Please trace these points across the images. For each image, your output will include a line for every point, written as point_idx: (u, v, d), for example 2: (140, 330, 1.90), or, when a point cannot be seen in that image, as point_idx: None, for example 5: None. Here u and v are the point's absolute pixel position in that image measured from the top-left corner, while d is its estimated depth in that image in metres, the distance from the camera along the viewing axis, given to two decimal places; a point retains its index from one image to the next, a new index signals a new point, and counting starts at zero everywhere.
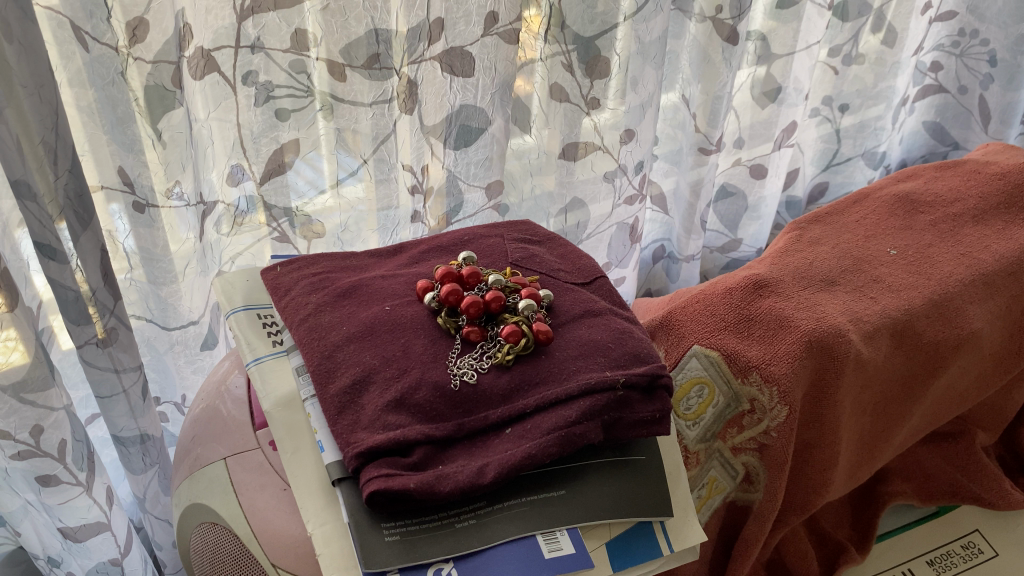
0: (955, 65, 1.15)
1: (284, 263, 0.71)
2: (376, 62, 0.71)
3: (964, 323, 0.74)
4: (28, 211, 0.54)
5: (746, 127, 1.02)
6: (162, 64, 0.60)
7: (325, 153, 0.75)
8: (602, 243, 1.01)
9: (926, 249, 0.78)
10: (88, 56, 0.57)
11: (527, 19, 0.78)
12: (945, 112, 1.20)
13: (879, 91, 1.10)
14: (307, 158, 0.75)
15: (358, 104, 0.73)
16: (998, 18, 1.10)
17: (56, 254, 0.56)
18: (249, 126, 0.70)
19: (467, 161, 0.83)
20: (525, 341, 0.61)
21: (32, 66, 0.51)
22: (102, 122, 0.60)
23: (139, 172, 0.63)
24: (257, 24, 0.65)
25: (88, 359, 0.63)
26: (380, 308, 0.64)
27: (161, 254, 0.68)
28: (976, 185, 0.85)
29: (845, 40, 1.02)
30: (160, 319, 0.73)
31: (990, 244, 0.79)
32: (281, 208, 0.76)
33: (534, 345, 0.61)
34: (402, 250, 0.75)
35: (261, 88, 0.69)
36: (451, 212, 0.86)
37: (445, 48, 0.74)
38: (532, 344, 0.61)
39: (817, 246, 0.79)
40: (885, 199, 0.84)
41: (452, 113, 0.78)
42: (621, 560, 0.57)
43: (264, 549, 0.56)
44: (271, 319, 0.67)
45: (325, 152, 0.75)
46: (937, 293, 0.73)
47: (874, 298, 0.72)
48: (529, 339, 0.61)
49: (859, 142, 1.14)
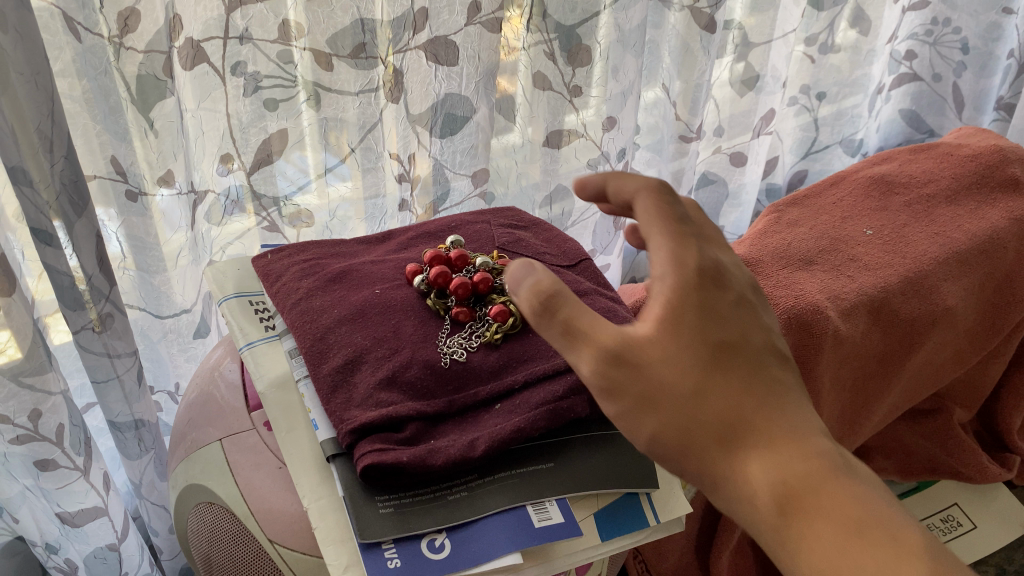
0: (930, 54, 1.16)
1: (274, 250, 0.72)
2: (362, 51, 0.73)
3: (938, 300, 0.76)
4: (24, 196, 0.55)
5: (726, 118, 1.04)
6: (154, 53, 0.62)
7: (308, 153, 0.78)
8: (586, 229, 1.03)
9: (901, 229, 0.80)
10: (80, 47, 0.59)
11: (508, 19, 0.80)
12: (920, 100, 1.22)
13: (855, 79, 1.13)
14: (291, 159, 0.77)
15: (345, 93, 0.75)
16: (969, 6, 1.13)
17: (52, 240, 0.58)
18: (238, 116, 0.72)
19: (454, 150, 0.84)
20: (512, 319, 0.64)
21: (28, 54, 0.52)
22: (95, 112, 0.62)
23: (131, 160, 0.65)
24: (245, 15, 0.67)
25: (84, 345, 0.64)
26: (370, 291, 0.65)
27: (153, 243, 0.70)
28: (949, 166, 0.87)
29: (821, 29, 1.04)
30: (154, 307, 0.75)
31: (963, 224, 0.81)
32: (270, 198, 0.78)
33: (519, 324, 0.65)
34: (390, 237, 0.76)
35: (250, 79, 0.70)
36: (438, 200, 0.88)
37: (430, 37, 0.75)
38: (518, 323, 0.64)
39: (795, 227, 0.81)
40: (861, 181, 0.87)
41: (437, 102, 0.80)
42: (610, 531, 0.56)
43: (260, 525, 0.57)
44: (263, 305, 0.69)
45: (309, 153, 0.78)
46: (912, 271, 0.75)
47: (850, 277, 0.74)
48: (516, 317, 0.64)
49: (837, 129, 1.16)
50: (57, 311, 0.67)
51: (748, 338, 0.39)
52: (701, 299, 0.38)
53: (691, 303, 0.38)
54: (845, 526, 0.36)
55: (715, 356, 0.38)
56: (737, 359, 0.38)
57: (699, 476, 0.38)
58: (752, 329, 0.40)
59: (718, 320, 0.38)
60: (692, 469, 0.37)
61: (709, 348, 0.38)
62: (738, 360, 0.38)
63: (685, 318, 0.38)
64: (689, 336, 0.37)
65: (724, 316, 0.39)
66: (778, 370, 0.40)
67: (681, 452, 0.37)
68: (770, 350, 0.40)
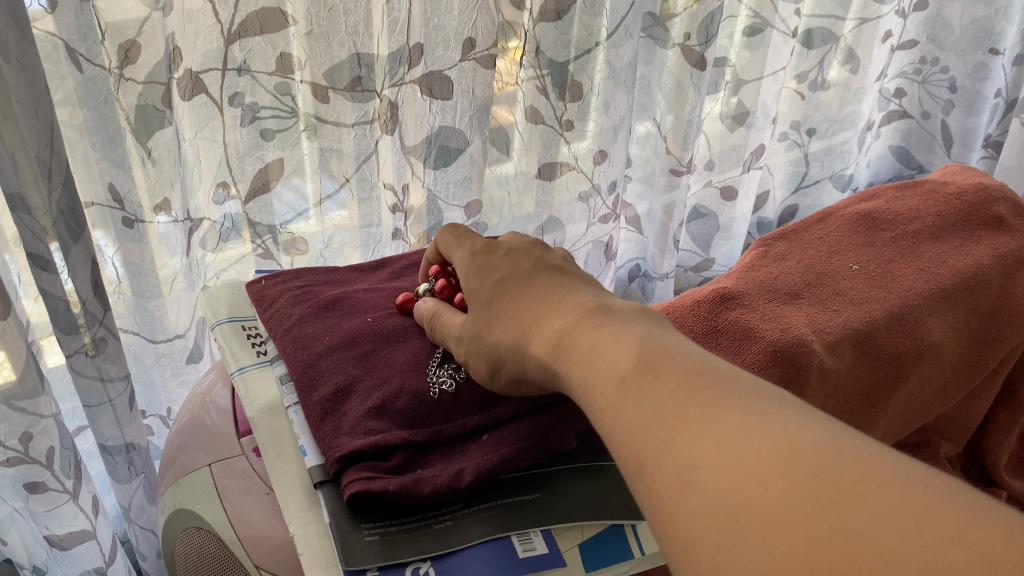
0: (919, 91, 1.18)
1: (268, 276, 0.73)
2: (358, 85, 0.74)
3: (923, 335, 0.76)
4: (22, 222, 0.57)
5: (716, 152, 1.06)
6: (153, 85, 0.63)
7: (308, 176, 0.79)
8: (578, 260, 1.05)
9: (887, 264, 0.82)
10: (82, 77, 0.60)
11: (507, 49, 0.81)
12: (909, 136, 1.23)
13: (845, 116, 1.14)
14: (290, 182, 0.79)
15: (341, 124, 0.76)
16: (957, 46, 1.14)
17: (48, 265, 0.59)
18: (235, 146, 0.73)
19: (447, 181, 0.86)
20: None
21: (30, 85, 0.53)
22: (93, 140, 0.63)
23: (129, 188, 0.66)
24: (244, 47, 0.68)
25: (77, 369, 0.65)
26: (362, 319, 0.66)
27: (149, 268, 0.71)
28: (935, 204, 0.89)
29: (811, 67, 1.07)
30: (147, 332, 0.75)
31: (947, 260, 0.82)
32: (266, 225, 0.79)
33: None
34: (383, 265, 0.78)
35: (247, 109, 0.72)
36: (431, 229, 0.90)
37: (425, 72, 0.77)
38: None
39: (782, 261, 0.82)
40: (848, 217, 0.88)
41: (432, 134, 0.82)
42: (594, 561, 0.55)
43: (247, 551, 0.58)
44: (256, 330, 0.70)
45: (308, 175, 0.79)
46: (897, 306, 0.76)
47: (836, 311, 0.75)
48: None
49: (827, 164, 1.18)
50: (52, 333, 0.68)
51: (518, 269, 0.54)
52: (477, 268, 0.56)
53: (472, 271, 0.56)
54: (588, 341, 0.43)
55: (492, 291, 0.53)
56: (509, 285, 0.53)
57: (503, 372, 0.52)
58: (527, 262, 0.55)
59: (492, 268, 0.55)
60: (505, 370, 0.52)
61: (488, 288, 0.54)
62: (511, 286, 0.53)
63: (465, 275, 0.56)
64: (474, 291, 0.55)
65: (494, 264, 0.56)
66: (551, 279, 0.52)
67: (494, 366, 0.52)
68: (542, 269, 0.54)
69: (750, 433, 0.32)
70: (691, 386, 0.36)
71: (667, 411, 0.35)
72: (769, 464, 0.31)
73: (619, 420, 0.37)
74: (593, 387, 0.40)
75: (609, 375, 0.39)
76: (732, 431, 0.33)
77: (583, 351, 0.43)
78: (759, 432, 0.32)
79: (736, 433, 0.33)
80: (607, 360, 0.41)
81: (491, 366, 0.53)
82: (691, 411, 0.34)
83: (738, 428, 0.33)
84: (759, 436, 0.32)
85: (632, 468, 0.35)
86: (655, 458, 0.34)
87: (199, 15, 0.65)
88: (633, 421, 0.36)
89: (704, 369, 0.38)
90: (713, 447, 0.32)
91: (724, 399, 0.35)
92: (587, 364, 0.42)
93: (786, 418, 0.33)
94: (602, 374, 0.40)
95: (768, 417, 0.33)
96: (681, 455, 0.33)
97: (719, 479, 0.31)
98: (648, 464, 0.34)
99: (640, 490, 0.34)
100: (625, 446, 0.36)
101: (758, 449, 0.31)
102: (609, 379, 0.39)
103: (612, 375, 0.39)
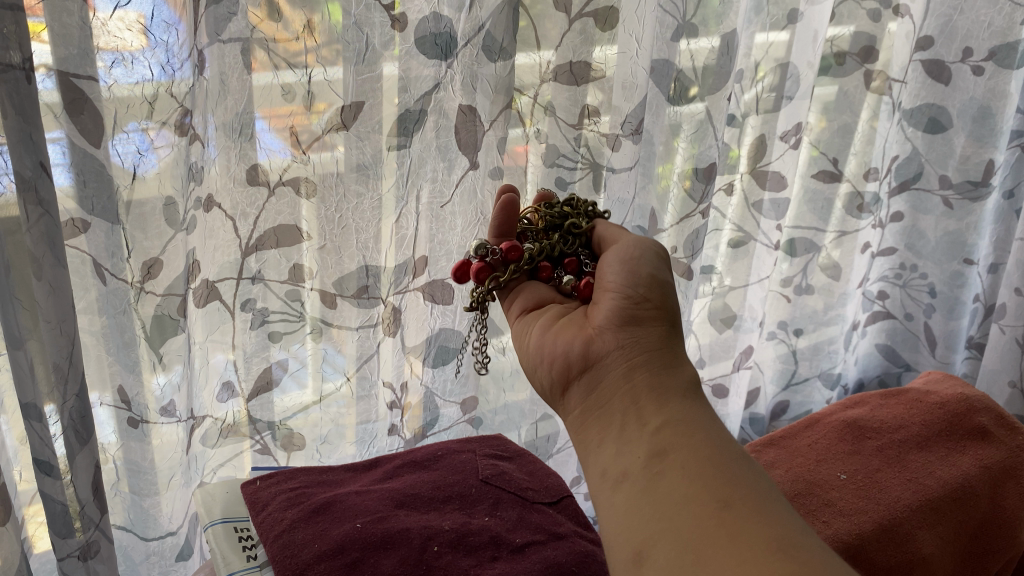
0: (900, 294, 1.24)
1: (263, 477, 0.74)
2: (365, 292, 0.79)
3: (914, 549, 0.72)
4: (33, 429, 0.60)
5: (705, 348, 1.09)
6: (171, 296, 0.68)
7: (309, 344, 0.81)
8: (572, 456, 1.04)
9: (874, 474, 0.79)
10: (104, 289, 0.65)
11: None
12: (895, 335, 1.27)
13: (830, 317, 1.19)
14: (291, 349, 0.81)
15: (345, 326, 0.81)
16: (933, 254, 1.20)
17: (52, 470, 0.62)
18: (243, 347, 0.78)
19: (444, 379, 0.89)
20: (526, 263, 0.60)
21: (57, 305, 0.58)
22: (109, 346, 0.68)
23: (137, 390, 0.70)
24: (260, 259, 0.75)
25: (69, 571, 0.66)
26: (351, 525, 0.65)
27: (148, 466, 0.73)
28: (919, 413, 0.87)
29: (795, 272, 1.13)
30: (140, 529, 0.76)
31: (934, 470, 0.79)
32: (265, 422, 0.82)
33: (531, 282, 0.61)
34: (377, 465, 0.79)
35: (258, 314, 0.77)
36: (427, 424, 0.91)
37: (428, 280, 0.83)
38: (535, 283, 0.61)
39: (772, 469, 0.82)
40: (835, 425, 0.88)
41: (431, 335, 0.86)
42: None
43: None
44: (248, 532, 0.70)
45: (310, 344, 0.81)
46: (886, 518, 0.73)
47: (826, 522, 0.73)
48: (511, 267, 0.60)
49: (815, 363, 1.21)
50: (38, 502, 0.70)
51: None
52: None
53: None
54: (683, 399, 0.47)
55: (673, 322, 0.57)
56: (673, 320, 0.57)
57: (654, 313, 0.52)
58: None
59: None
60: (646, 316, 0.52)
61: None
62: None
63: None
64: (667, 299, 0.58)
65: None
66: None
67: (645, 302, 0.53)
68: None
69: (788, 553, 0.37)
70: (739, 477, 0.42)
71: (714, 483, 0.41)
72: (785, 562, 0.36)
73: (690, 469, 0.42)
74: (679, 429, 0.45)
75: (700, 436, 0.44)
76: (785, 537, 0.38)
77: (677, 400, 0.47)
78: (784, 539, 0.38)
79: (791, 541, 0.37)
80: (702, 427, 0.45)
81: (662, 301, 0.53)
82: (759, 505, 0.40)
83: (790, 538, 0.38)
84: (783, 536, 0.38)
85: (673, 518, 0.40)
86: (710, 518, 0.39)
87: (220, 231, 0.72)
88: (706, 476, 0.41)
89: (753, 473, 0.43)
90: (744, 527, 0.38)
91: (761, 503, 0.40)
92: (680, 409, 0.46)
93: (809, 542, 0.38)
94: (694, 432, 0.45)
95: (793, 533, 0.38)
96: (716, 521, 0.39)
97: (739, 556, 0.37)
98: (696, 518, 0.39)
99: (663, 526, 0.40)
100: (665, 491, 0.41)
101: (777, 547, 0.37)
102: (701, 439, 0.44)
103: (708, 438, 0.44)
